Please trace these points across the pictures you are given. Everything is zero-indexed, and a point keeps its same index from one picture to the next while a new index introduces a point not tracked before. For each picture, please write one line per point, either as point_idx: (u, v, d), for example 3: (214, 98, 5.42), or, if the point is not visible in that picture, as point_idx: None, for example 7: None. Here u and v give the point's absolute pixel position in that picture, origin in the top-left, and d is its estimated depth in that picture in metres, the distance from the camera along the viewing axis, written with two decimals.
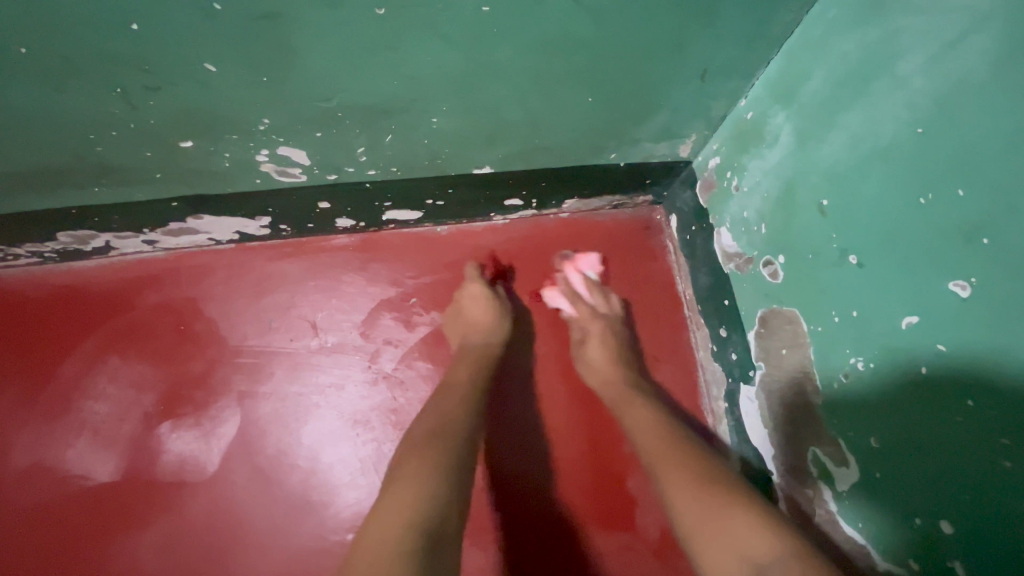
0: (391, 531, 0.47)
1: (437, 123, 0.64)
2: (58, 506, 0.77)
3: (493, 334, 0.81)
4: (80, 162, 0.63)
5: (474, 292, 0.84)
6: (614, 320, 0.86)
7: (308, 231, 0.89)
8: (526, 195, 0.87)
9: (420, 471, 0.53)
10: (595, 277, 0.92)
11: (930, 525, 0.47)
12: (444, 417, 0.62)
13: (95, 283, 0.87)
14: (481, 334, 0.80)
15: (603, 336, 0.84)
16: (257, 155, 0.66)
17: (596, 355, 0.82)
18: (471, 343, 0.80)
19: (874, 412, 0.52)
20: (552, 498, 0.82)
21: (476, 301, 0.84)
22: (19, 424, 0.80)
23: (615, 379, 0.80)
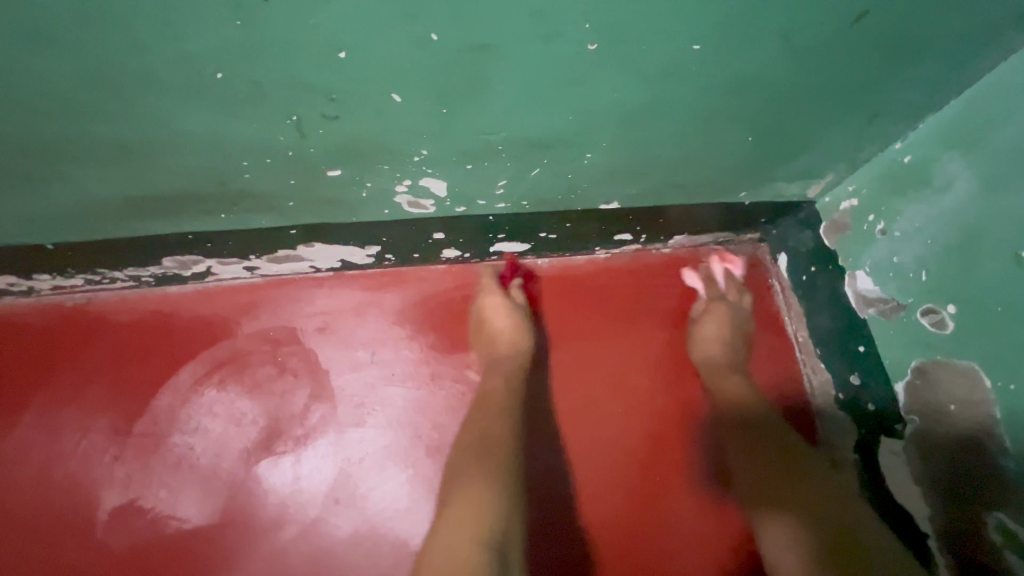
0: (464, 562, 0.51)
1: (589, 158, 0.62)
2: (148, 553, 0.71)
3: (522, 348, 0.80)
4: (221, 188, 0.60)
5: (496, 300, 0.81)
6: (512, 299, 0.83)
7: (411, 260, 0.86)
8: (637, 230, 0.85)
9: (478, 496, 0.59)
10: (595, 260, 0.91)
11: None
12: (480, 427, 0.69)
13: (189, 310, 0.83)
14: (512, 345, 0.79)
15: (496, 300, 0.82)
16: (399, 185, 0.64)
17: (497, 318, 0.81)
18: (499, 355, 0.79)
19: None
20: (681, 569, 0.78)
21: (495, 310, 0.81)
22: (112, 460, 0.75)
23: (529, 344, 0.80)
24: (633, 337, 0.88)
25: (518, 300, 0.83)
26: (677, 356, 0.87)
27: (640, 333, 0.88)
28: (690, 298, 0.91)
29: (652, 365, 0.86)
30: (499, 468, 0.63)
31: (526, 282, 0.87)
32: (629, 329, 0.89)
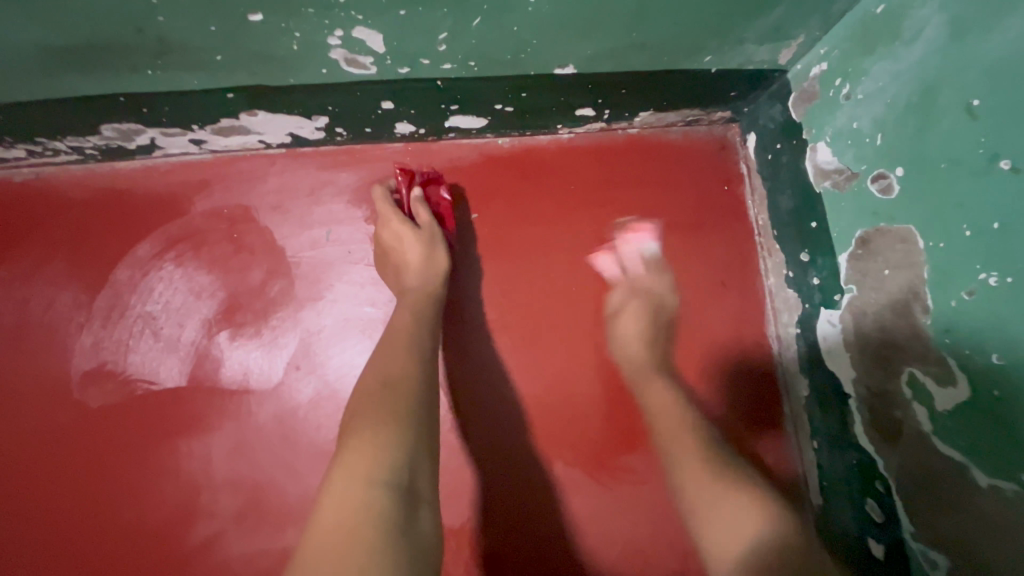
0: (357, 493, 0.47)
1: (533, 5, 0.58)
2: (124, 410, 0.77)
3: (434, 273, 0.75)
4: (138, 36, 0.57)
5: (395, 228, 0.77)
6: (428, 231, 0.77)
7: (364, 135, 0.83)
8: (600, 104, 0.81)
9: (380, 422, 0.53)
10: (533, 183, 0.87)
11: None
12: (394, 363, 0.60)
13: (141, 185, 0.82)
14: (418, 275, 0.74)
15: (637, 310, 0.80)
16: (331, 36, 0.59)
17: (628, 326, 0.79)
18: (408, 285, 0.74)
19: (1005, 329, 0.50)
20: (625, 454, 0.80)
21: (403, 237, 0.77)
22: (79, 328, 0.78)
23: (441, 266, 0.76)
24: (593, 218, 0.87)
25: (426, 224, 0.78)
26: (635, 238, 0.87)
27: (601, 216, 0.87)
28: (665, 169, 0.89)
29: (611, 247, 0.86)
30: (392, 403, 0.55)
31: (426, 193, 0.82)
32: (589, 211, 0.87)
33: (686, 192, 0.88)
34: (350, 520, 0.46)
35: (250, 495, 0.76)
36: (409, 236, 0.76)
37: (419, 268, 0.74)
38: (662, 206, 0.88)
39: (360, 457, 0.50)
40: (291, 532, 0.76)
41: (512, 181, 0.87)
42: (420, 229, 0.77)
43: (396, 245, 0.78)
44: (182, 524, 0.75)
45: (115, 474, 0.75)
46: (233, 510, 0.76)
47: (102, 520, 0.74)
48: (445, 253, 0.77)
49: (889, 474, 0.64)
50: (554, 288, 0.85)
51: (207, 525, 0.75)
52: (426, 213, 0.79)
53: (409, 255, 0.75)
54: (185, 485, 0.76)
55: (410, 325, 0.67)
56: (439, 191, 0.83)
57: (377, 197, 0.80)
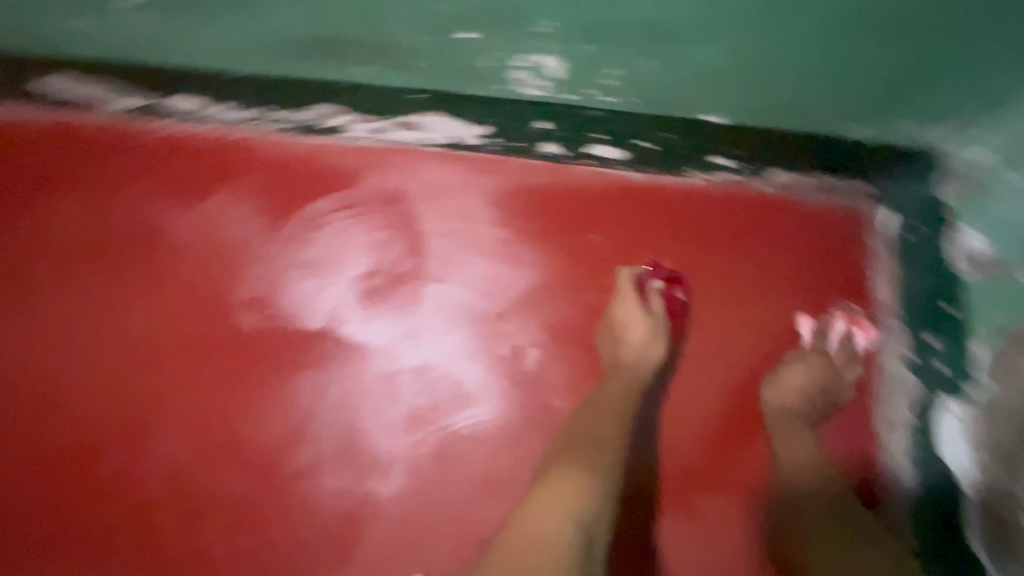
0: (551, 529, 0.67)
1: (703, 52, 0.66)
2: (264, 339, 0.89)
3: (645, 358, 0.82)
4: (376, 35, 0.71)
5: (628, 309, 0.84)
6: (656, 322, 0.84)
7: (514, 149, 0.93)
8: (738, 155, 0.85)
9: (573, 479, 0.72)
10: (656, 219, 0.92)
11: None
12: (597, 424, 0.78)
13: (322, 159, 0.96)
14: (634, 355, 0.82)
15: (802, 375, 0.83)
16: (521, 58, 0.70)
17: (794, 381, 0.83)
18: (623, 360, 0.82)
19: None
20: (702, 492, 0.82)
21: (631, 320, 0.84)
22: (247, 263, 0.92)
23: (657, 356, 0.82)
24: (709, 262, 0.90)
25: (654, 315, 0.84)
26: (748, 288, 0.89)
27: (718, 262, 0.90)
28: (790, 229, 0.90)
29: (723, 292, 0.89)
30: (593, 480, 0.72)
31: (667, 287, 0.89)
32: (706, 256, 0.90)
33: (809, 256, 0.89)
34: (550, 539, 0.66)
35: (347, 440, 0.86)
36: (637, 320, 0.83)
37: (636, 350, 0.82)
38: (787, 270, 0.89)
39: (560, 494, 0.71)
40: (375, 481, 0.85)
41: (635, 213, 0.92)
42: (649, 316, 0.84)
43: (624, 322, 0.84)
44: (287, 448, 0.85)
45: (246, 390, 0.87)
46: (330, 450, 0.85)
47: (226, 428, 0.86)
48: (663, 345, 0.83)
49: (994, 571, 0.73)
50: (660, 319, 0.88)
51: (307, 455, 0.85)
52: (659, 302, 0.86)
53: (633, 334, 0.83)
54: (296, 415, 0.86)
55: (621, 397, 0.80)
56: (673, 290, 0.89)
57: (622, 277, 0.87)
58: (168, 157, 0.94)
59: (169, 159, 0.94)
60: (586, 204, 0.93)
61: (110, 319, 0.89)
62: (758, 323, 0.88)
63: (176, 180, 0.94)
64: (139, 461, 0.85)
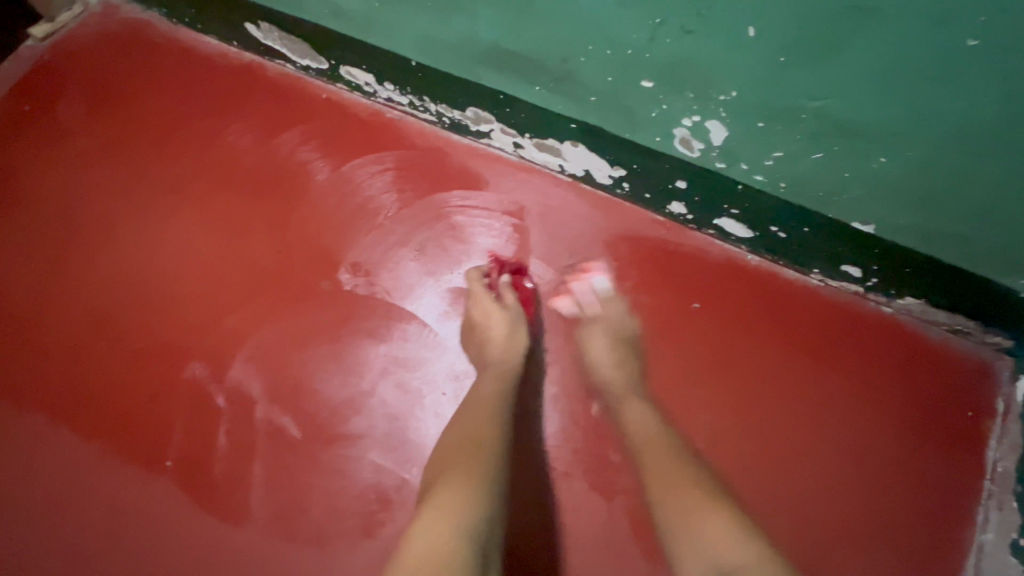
0: (433, 554, 0.57)
1: (880, 163, 0.64)
2: (355, 303, 0.94)
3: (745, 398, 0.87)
4: (554, 63, 0.74)
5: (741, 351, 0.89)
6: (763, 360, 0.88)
7: (640, 199, 0.94)
8: (871, 270, 0.81)
9: (468, 484, 0.64)
10: (763, 307, 0.90)
11: None
12: (470, 426, 0.73)
13: (458, 156, 1.02)
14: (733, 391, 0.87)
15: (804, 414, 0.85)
16: (688, 118, 0.71)
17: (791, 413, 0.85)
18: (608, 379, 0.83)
19: None
20: None
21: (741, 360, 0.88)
22: (364, 230, 0.98)
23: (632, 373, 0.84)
24: (810, 368, 0.87)
25: (624, 335, 0.88)
26: (845, 407, 0.85)
27: (818, 370, 0.87)
28: (906, 361, 0.86)
29: (816, 403, 0.86)
30: (469, 492, 0.63)
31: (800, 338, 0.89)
32: (808, 360, 0.88)
33: (921, 395, 0.84)
34: (435, 564, 0.56)
35: (401, 422, 0.88)
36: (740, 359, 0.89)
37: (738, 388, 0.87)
38: (890, 400, 0.85)
39: (452, 504, 0.62)
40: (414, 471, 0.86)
41: (743, 297, 0.91)
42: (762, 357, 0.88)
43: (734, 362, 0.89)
44: (346, 411, 0.89)
45: (325, 345, 0.92)
46: (383, 426, 0.88)
47: (298, 374, 0.91)
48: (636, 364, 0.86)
49: None
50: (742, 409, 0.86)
51: (360, 423, 0.88)
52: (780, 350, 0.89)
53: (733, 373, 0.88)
54: (364, 382, 0.90)
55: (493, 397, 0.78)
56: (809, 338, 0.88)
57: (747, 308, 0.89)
58: (331, 117, 1.05)
59: (333, 119, 1.04)
60: (695, 272, 0.93)
61: (240, 240, 0.99)
62: (847, 446, 0.84)
63: (330, 135, 1.03)
64: (217, 377, 0.91)
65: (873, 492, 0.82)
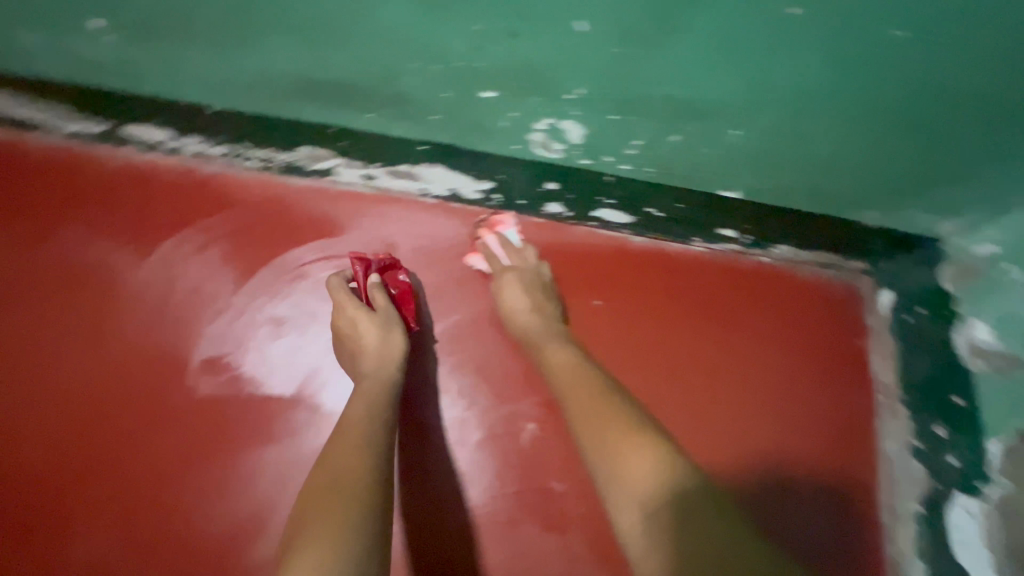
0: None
1: (733, 135, 0.63)
2: (222, 409, 0.77)
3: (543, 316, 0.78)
4: (379, 87, 0.64)
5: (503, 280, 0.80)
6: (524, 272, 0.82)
7: (513, 206, 0.87)
8: (744, 228, 0.82)
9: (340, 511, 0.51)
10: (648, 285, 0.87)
11: None
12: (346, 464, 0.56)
13: (302, 202, 0.87)
14: (528, 317, 0.78)
15: (516, 282, 0.80)
16: (540, 122, 0.65)
17: (511, 297, 0.79)
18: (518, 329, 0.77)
19: None
20: None
21: (507, 288, 0.80)
22: (209, 318, 0.80)
23: (572, 360, 0.70)
24: (705, 334, 0.86)
25: (556, 328, 0.77)
26: (744, 361, 0.85)
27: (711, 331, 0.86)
28: (783, 300, 0.89)
29: (718, 365, 0.84)
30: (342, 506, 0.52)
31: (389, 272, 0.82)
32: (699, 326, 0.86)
33: (810, 331, 0.87)
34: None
35: None
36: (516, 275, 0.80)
37: (512, 308, 0.78)
38: (783, 341, 0.87)
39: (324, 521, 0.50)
40: None
41: (628, 278, 0.87)
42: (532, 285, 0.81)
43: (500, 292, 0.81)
44: (245, 541, 0.74)
45: (197, 469, 0.75)
46: None
47: (179, 516, 0.73)
48: (570, 350, 0.72)
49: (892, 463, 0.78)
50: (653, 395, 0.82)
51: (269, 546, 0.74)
52: (383, 297, 0.78)
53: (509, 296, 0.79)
54: (262, 496, 0.76)
55: (365, 415, 0.64)
56: (395, 275, 0.82)
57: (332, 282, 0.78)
58: (124, 187, 0.82)
59: (127, 190, 0.82)
60: (584, 269, 0.87)
61: (45, 370, 0.75)
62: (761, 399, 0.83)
63: (131, 211, 0.82)
64: (54, 567, 0.69)
65: (794, 432, 0.82)
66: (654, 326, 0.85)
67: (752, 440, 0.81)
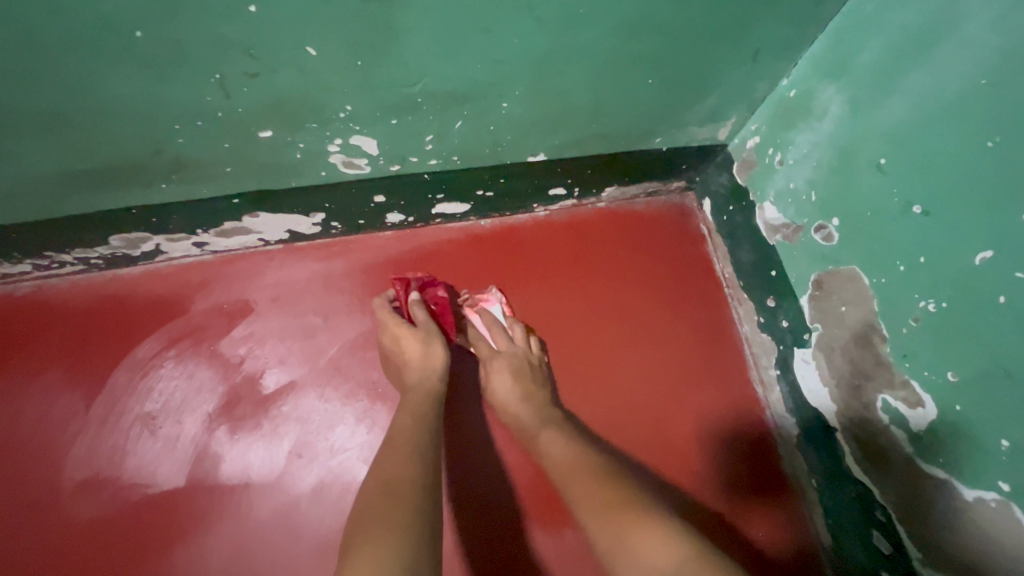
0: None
1: (507, 108, 0.68)
2: (114, 521, 0.74)
3: (428, 369, 0.76)
4: (157, 156, 0.63)
5: (393, 330, 0.80)
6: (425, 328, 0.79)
7: (357, 227, 0.89)
8: (569, 184, 0.90)
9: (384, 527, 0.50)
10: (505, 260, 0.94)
11: (993, 443, 0.53)
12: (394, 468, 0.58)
13: (142, 289, 0.85)
14: (416, 373, 0.76)
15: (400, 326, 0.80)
16: (331, 144, 0.67)
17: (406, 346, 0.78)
18: (408, 382, 0.75)
19: (966, 338, 0.55)
20: None
21: (399, 337, 0.80)
22: (74, 435, 0.77)
23: (439, 363, 0.77)
24: (564, 284, 0.93)
25: (423, 322, 0.80)
26: (603, 294, 0.93)
27: (567, 281, 0.93)
28: (623, 231, 0.97)
29: (582, 305, 0.92)
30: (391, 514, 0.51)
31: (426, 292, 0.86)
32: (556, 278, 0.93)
33: (652, 251, 0.96)
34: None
35: None
36: (404, 338, 0.79)
37: (417, 368, 0.77)
38: (631, 266, 0.95)
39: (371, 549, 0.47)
40: None
41: (488, 260, 0.93)
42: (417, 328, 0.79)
43: (395, 344, 0.80)
44: None
45: None
46: None
47: None
48: (441, 347, 0.78)
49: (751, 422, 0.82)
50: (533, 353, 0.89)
51: None
52: (423, 312, 0.82)
53: (408, 349, 0.78)
54: None
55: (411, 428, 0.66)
56: (435, 291, 0.86)
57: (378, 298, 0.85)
58: None
59: None
60: (445, 264, 0.92)
61: None
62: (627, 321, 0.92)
63: None
64: None
65: (661, 340, 0.91)
66: (522, 293, 0.92)
67: (624, 360, 0.89)
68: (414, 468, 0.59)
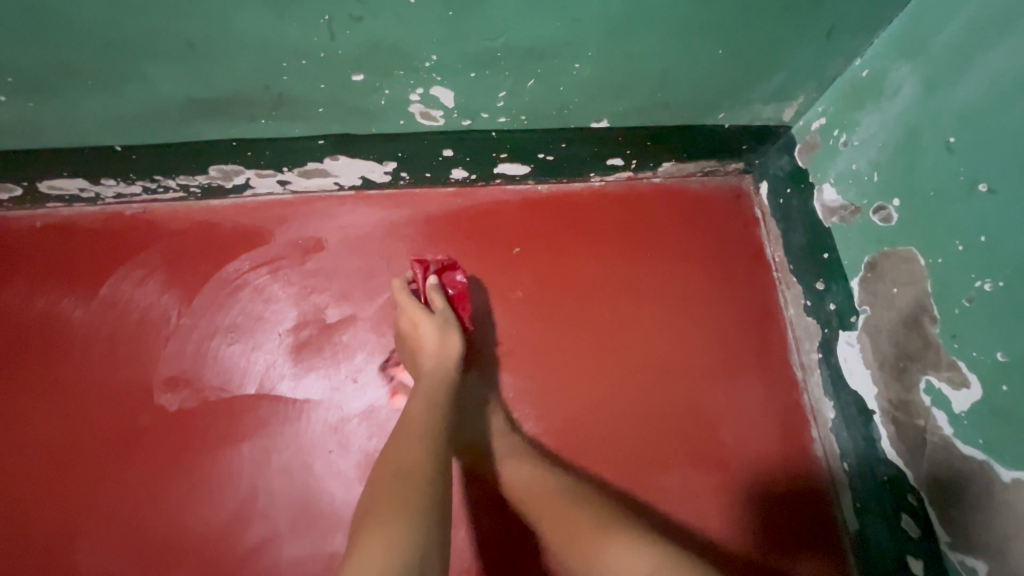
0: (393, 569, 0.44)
1: (578, 70, 0.72)
2: (190, 419, 0.84)
3: (446, 354, 0.76)
4: (263, 91, 0.71)
5: (410, 315, 0.82)
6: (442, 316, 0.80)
7: (423, 180, 0.96)
8: (628, 154, 0.93)
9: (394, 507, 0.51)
10: (558, 223, 0.98)
11: None
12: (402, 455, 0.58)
13: (230, 219, 0.94)
14: (430, 359, 0.75)
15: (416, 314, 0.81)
16: (413, 93, 0.73)
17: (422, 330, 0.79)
18: (422, 368, 0.75)
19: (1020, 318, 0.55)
20: (659, 473, 0.83)
21: (418, 323, 0.80)
22: (164, 339, 0.87)
23: (455, 349, 0.77)
24: (614, 250, 0.96)
25: (440, 310, 0.81)
26: (651, 264, 0.96)
27: (617, 248, 0.96)
28: (677, 206, 0.99)
29: (629, 274, 0.95)
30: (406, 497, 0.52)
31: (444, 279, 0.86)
32: (607, 244, 0.96)
33: (704, 226, 0.98)
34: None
35: (302, 505, 0.81)
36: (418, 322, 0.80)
37: (430, 354, 0.76)
38: (682, 240, 0.97)
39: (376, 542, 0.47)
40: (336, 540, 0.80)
41: (541, 222, 0.98)
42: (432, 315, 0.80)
43: (411, 331, 0.81)
44: (236, 528, 0.79)
45: (177, 476, 0.81)
46: (286, 517, 0.80)
47: (170, 518, 0.80)
48: (457, 336, 0.78)
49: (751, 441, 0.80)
50: (577, 313, 0.92)
51: (261, 527, 0.80)
52: (440, 298, 0.83)
53: (422, 334, 0.78)
54: (245, 486, 0.81)
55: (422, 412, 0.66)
56: (453, 276, 0.87)
57: (397, 283, 0.87)
58: (69, 239, 0.91)
59: (71, 241, 0.91)
60: (499, 222, 0.97)
61: (23, 417, 0.83)
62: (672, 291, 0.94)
63: (71, 265, 0.90)
64: None
65: (705, 313, 0.92)
66: (571, 257, 0.95)
67: (665, 328, 0.91)
68: (437, 446, 0.61)
